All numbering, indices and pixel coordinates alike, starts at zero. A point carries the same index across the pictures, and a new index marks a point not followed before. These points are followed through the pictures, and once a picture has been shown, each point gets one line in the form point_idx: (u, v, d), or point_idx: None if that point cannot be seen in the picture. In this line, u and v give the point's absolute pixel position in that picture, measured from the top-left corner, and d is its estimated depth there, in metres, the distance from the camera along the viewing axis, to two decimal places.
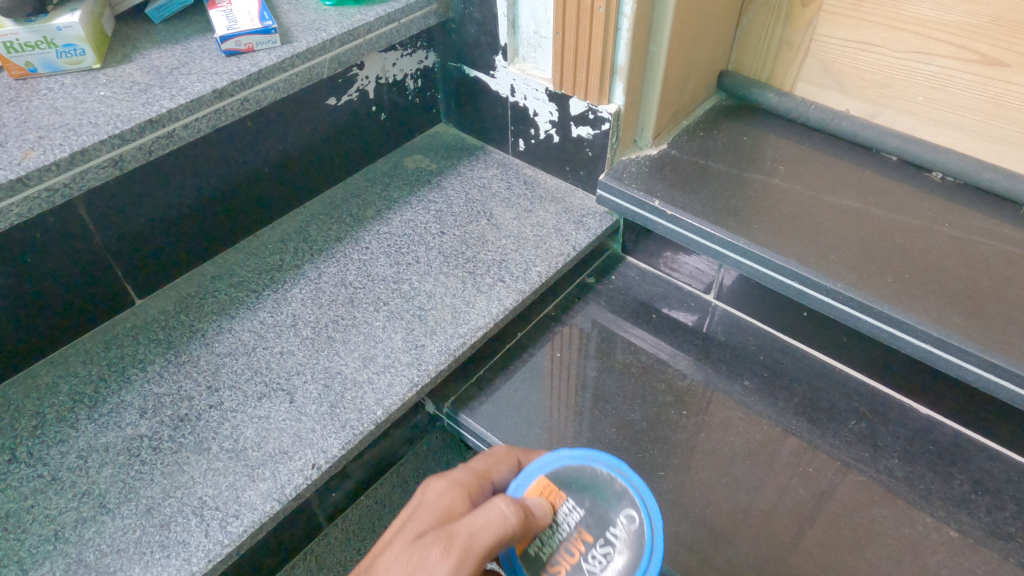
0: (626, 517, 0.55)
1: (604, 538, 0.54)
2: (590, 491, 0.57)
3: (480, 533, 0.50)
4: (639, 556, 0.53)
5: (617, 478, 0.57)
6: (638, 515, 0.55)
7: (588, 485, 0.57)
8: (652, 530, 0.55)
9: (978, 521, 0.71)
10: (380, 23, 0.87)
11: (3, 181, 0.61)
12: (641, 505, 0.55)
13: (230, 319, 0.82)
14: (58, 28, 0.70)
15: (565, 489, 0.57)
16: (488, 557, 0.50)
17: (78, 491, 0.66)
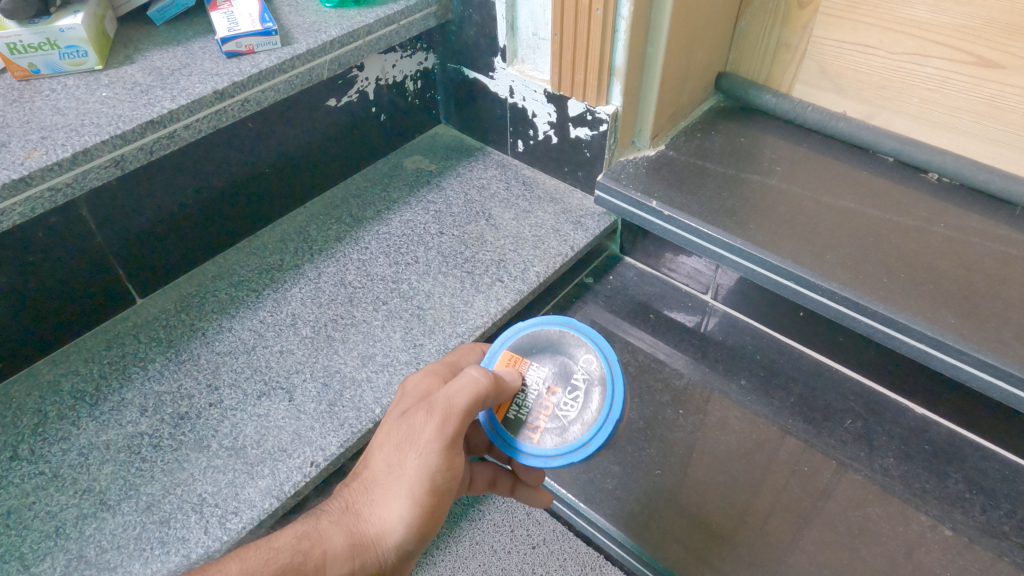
0: (584, 360, 0.65)
1: (571, 383, 0.64)
2: (550, 355, 0.66)
3: (458, 391, 0.55)
4: (602, 388, 0.63)
5: (568, 335, 0.66)
6: (596, 358, 0.65)
7: (549, 349, 0.66)
8: (609, 369, 0.64)
9: (973, 520, 0.72)
10: (380, 25, 0.88)
11: (7, 180, 0.62)
12: (594, 348, 0.65)
13: (231, 318, 0.83)
14: (60, 30, 0.71)
15: (530, 359, 0.66)
16: (472, 411, 0.55)
17: (79, 488, 0.67)
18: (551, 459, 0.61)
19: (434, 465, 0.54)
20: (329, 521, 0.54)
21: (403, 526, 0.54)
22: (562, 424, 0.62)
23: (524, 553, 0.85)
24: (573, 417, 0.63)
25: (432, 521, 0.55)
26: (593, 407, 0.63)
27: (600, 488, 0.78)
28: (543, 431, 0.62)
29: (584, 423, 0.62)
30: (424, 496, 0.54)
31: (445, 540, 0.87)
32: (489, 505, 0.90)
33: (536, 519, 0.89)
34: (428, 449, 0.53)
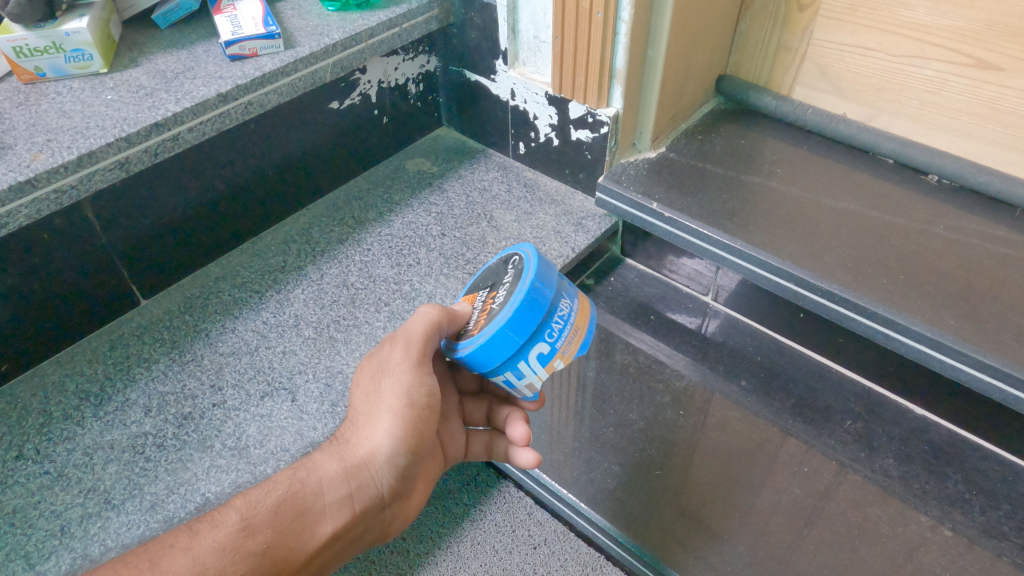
0: (511, 260, 0.59)
1: (503, 281, 0.58)
2: (489, 277, 0.61)
3: (417, 319, 0.57)
4: (524, 264, 0.57)
5: (501, 255, 0.62)
6: (519, 253, 0.59)
7: (489, 274, 0.62)
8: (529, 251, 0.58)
9: (972, 520, 0.72)
10: (382, 28, 0.88)
11: (13, 182, 0.63)
12: (517, 249, 0.60)
13: (234, 319, 0.84)
14: (66, 33, 0.71)
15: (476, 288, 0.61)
16: (433, 336, 0.56)
17: (84, 487, 0.67)
18: (485, 341, 0.53)
19: (409, 388, 0.55)
20: (322, 453, 0.56)
21: (389, 447, 0.55)
22: (494, 312, 0.55)
23: (525, 553, 0.86)
24: (502, 299, 0.55)
25: (420, 440, 0.56)
26: (517, 281, 0.56)
27: (601, 488, 0.78)
28: (479, 325, 0.55)
29: (511, 297, 0.54)
30: (405, 416, 0.55)
31: (446, 540, 0.87)
32: (490, 506, 0.91)
33: (537, 519, 0.89)
34: (399, 371, 0.55)
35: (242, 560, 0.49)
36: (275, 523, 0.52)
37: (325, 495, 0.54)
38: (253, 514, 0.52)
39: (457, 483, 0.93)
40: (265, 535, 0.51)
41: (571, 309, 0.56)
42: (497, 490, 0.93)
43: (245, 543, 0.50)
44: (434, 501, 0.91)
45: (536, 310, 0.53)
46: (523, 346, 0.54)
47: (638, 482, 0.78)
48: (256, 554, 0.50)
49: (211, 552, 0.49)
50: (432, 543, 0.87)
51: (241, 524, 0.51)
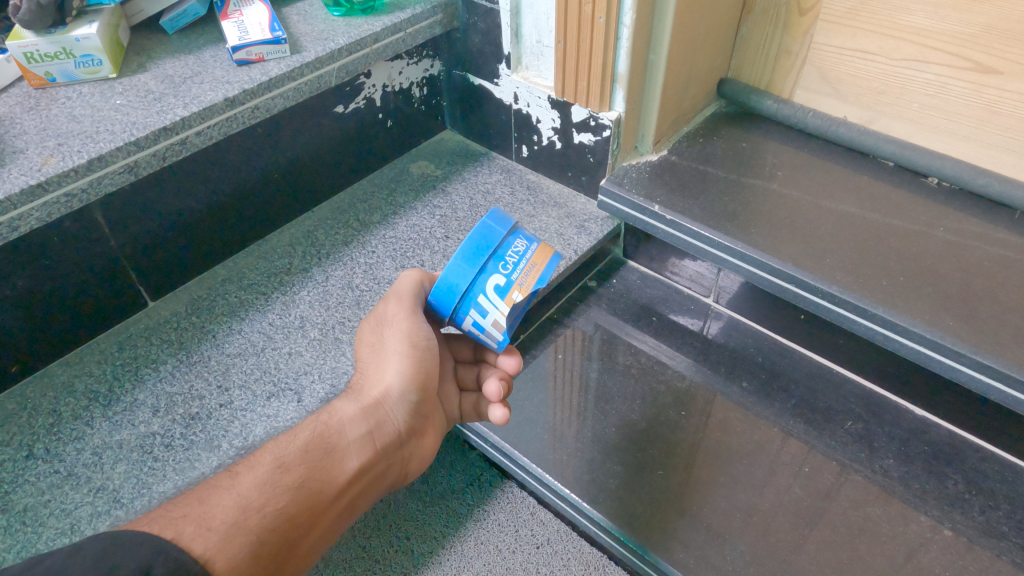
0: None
1: None
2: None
3: (403, 280, 0.65)
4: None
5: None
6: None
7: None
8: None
9: (972, 520, 0.72)
10: (387, 33, 0.89)
11: (25, 186, 0.64)
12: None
13: (241, 321, 0.84)
14: (76, 39, 0.73)
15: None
16: (422, 293, 0.64)
17: (93, 487, 0.68)
18: (442, 279, 0.60)
19: (409, 334, 0.62)
20: (339, 402, 0.61)
21: (399, 387, 0.61)
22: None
23: (528, 553, 0.87)
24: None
25: (426, 380, 0.63)
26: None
27: (604, 487, 0.78)
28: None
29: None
30: (409, 358, 0.61)
31: (450, 540, 0.88)
32: (494, 506, 0.92)
33: (541, 519, 0.90)
34: (399, 320, 0.62)
35: (283, 492, 0.52)
36: (308, 460, 0.55)
37: (348, 436, 0.58)
38: (287, 454, 0.55)
39: (460, 483, 0.94)
40: (301, 470, 0.54)
41: (527, 247, 0.61)
42: (501, 491, 0.94)
43: (283, 476, 0.53)
44: (438, 501, 0.92)
45: (484, 245, 0.60)
46: (478, 279, 0.60)
47: (640, 482, 0.78)
48: (295, 486, 0.53)
49: (254, 486, 0.51)
50: (436, 543, 0.88)
51: (277, 463, 0.54)
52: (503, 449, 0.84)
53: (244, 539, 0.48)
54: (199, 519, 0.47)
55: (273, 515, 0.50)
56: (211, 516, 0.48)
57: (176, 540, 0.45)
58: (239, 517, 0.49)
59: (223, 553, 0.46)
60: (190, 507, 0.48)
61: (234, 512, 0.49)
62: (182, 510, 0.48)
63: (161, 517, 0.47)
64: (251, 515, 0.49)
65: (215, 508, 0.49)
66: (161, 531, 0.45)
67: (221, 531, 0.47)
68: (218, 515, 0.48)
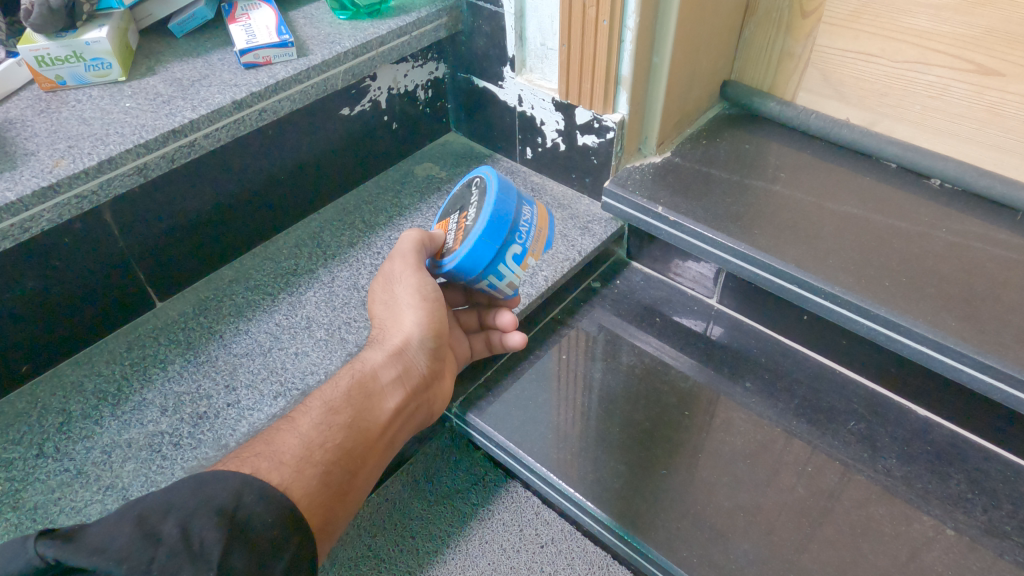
0: (471, 184, 0.73)
1: (469, 204, 0.72)
2: (456, 203, 0.75)
3: (405, 239, 0.70)
4: (486, 184, 0.70)
5: (465, 183, 0.76)
6: (479, 175, 0.73)
7: (456, 200, 0.76)
8: (490, 172, 0.71)
9: (975, 520, 0.73)
10: (392, 36, 0.90)
11: (36, 188, 0.65)
12: (478, 173, 0.74)
13: (248, 321, 0.85)
14: (86, 43, 0.74)
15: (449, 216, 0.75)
16: (423, 249, 0.70)
17: (102, 485, 0.69)
18: (467, 254, 0.67)
19: (418, 286, 0.67)
20: (364, 353, 0.67)
21: (418, 334, 0.68)
22: (468, 228, 0.69)
23: (533, 552, 0.87)
24: (473, 217, 0.69)
25: (440, 327, 0.69)
26: (483, 199, 0.69)
27: (608, 487, 0.79)
28: (458, 242, 0.69)
29: (481, 213, 0.67)
30: (421, 308, 0.67)
31: (455, 539, 0.89)
32: (498, 505, 0.93)
33: (545, 519, 0.91)
34: (407, 275, 0.68)
35: (337, 430, 0.59)
36: (353, 403, 0.62)
37: (382, 379, 0.65)
38: (333, 398, 0.61)
39: (465, 483, 0.95)
40: (349, 412, 0.61)
41: (533, 214, 0.70)
42: (506, 490, 0.94)
43: (334, 418, 0.60)
44: (443, 500, 0.93)
45: (505, 221, 0.67)
46: (502, 250, 0.68)
47: (644, 482, 0.79)
48: (346, 425, 0.60)
49: (312, 427, 0.58)
50: (441, 542, 0.88)
51: (327, 406, 0.60)
52: (507, 448, 0.84)
53: (313, 470, 0.55)
54: (271, 456, 0.55)
55: (333, 449, 0.57)
56: (281, 453, 0.55)
57: (257, 473, 0.52)
58: (305, 453, 0.56)
59: (297, 482, 0.53)
60: (260, 449, 0.56)
61: (300, 448, 0.56)
62: (253, 450, 0.55)
63: (237, 457, 0.54)
64: (315, 451, 0.56)
65: (282, 446, 0.56)
66: (241, 467, 0.52)
67: (293, 464, 0.54)
68: (286, 452, 0.55)
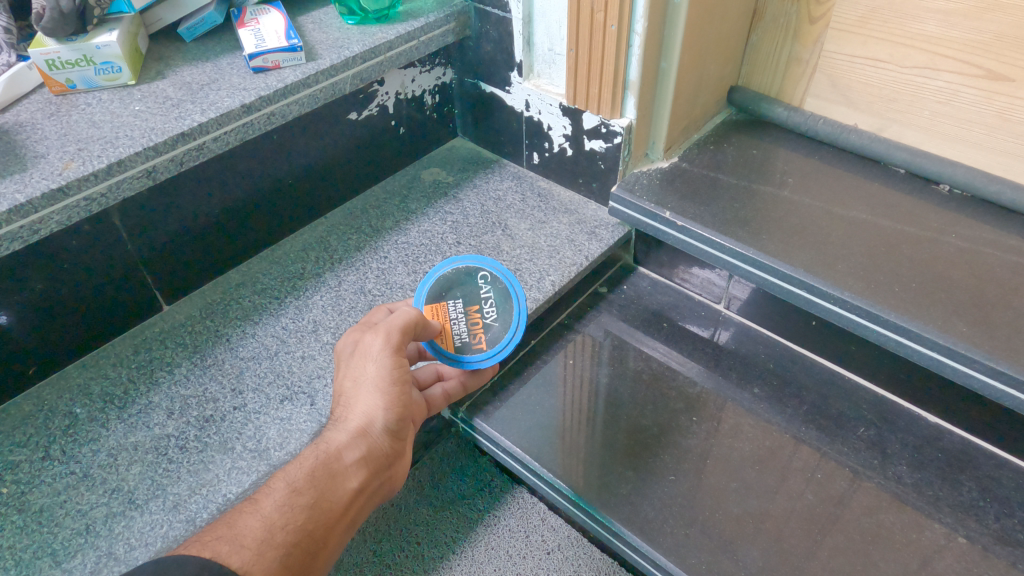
0: (479, 276, 0.77)
1: (481, 297, 0.77)
2: (456, 287, 0.77)
3: (391, 317, 0.68)
4: (505, 286, 0.77)
5: (457, 266, 0.78)
6: (487, 269, 0.78)
7: (451, 282, 0.77)
8: (502, 273, 0.78)
9: (987, 528, 0.72)
10: (401, 40, 0.91)
11: (46, 190, 0.65)
12: (481, 264, 0.78)
13: (254, 324, 0.85)
14: (97, 47, 0.74)
15: (443, 298, 0.76)
16: (407, 328, 0.68)
17: (108, 488, 0.69)
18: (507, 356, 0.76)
19: (391, 365, 0.66)
20: (327, 430, 0.64)
21: (383, 416, 0.65)
22: (491, 328, 0.76)
23: (539, 558, 0.87)
24: (496, 318, 0.76)
25: (406, 409, 0.67)
26: (507, 303, 0.77)
27: (616, 492, 0.78)
28: (484, 342, 0.76)
29: (509, 318, 0.77)
30: (393, 386, 0.66)
31: (461, 545, 0.88)
32: (504, 511, 0.92)
33: (551, 525, 0.91)
34: (383, 356, 0.66)
35: (299, 512, 0.59)
36: (316, 484, 0.61)
37: (345, 459, 0.63)
38: (296, 479, 0.61)
39: (471, 489, 0.95)
40: (312, 492, 0.60)
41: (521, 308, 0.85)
42: (512, 496, 0.94)
43: (295, 502, 0.59)
44: (449, 506, 0.93)
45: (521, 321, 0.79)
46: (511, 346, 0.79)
47: (652, 488, 0.78)
48: (308, 507, 0.59)
49: (275, 509, 0.58)
50: (447, 548, 0.88)
51: (290, 487, 0.60)
52: (514, 454, 0.84)
53: (275, 552, 0.56)
54: (233, 539, 0.55)
55: (295, 531, 0.58)
56: (242, 536, 0.56)
57: (216, 558, 0.53)
58: (266, 535, 0.56)
59: (258, 566, 0.54)
60: (222, 531, 0.56)
61: (261, 531, 0.56)
62: (215, 534, 0.56)
63: (199, 540, 0.55)
64: (277, 533, 0.57)
65: (244, 529, 0.56)
66: (201, 551, 0.53)
67: (254, 546, 0.55)
68: (248, 534, 0.56)
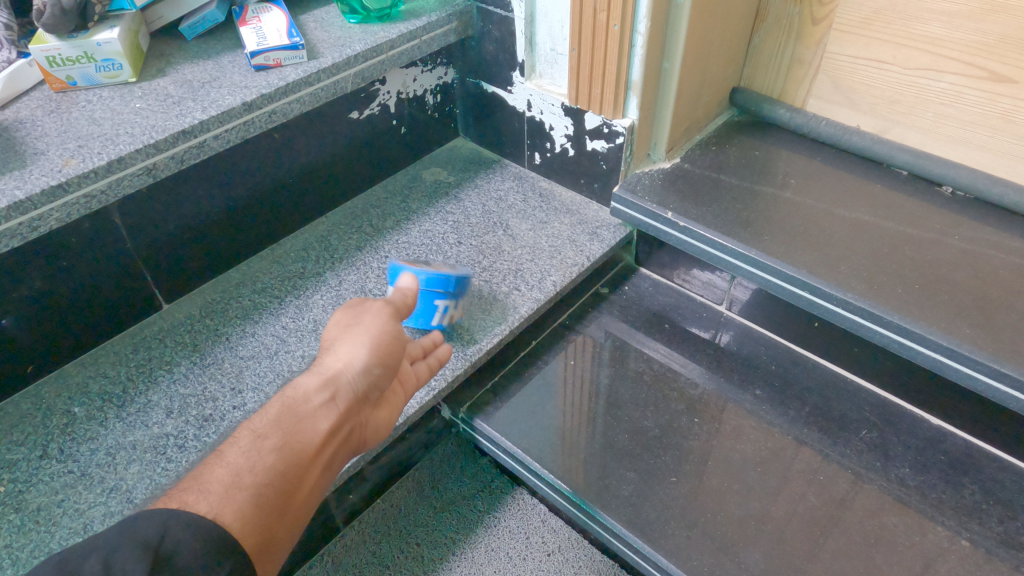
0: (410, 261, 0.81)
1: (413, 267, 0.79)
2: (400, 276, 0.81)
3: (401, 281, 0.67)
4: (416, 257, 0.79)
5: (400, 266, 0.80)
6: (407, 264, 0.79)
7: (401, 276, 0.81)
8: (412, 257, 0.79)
9: (991, 531, 0.71)
10: (402, 39, 0.90)
11: (46, 187, 0.64)
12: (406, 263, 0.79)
13: (254, 324, 0.85)
14: (97, 44, 0.74)
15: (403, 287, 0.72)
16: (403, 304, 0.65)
17: (107, 487, 0.68)
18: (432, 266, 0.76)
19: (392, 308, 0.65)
20: (300, 379, 0.59)
21: (367, 352, 0.60)
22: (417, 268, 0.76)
23: (539, 560, 0.87)
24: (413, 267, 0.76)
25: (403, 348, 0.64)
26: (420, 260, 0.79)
27: (617, 493, 0.78)
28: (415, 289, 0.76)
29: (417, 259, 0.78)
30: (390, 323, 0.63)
31: (461, 546, 0.88)
32: (504, 512, 0.92)
33: (551, 527, 0.90)
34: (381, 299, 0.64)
35: (264, 454, 0.53)
36: (282, 427, 0.55)
37: (313, 401, 0.57)
38: (263, 424, 0.55)
39: (471, 489, 0.94)
40: (277, 435, 0.54)
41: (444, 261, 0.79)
42: (512, 498, 0.94)
43: (261, 444, 0.53)
44: (449, 507, 0.92)
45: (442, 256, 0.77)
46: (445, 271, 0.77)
47: (653, 489, 0.78)
48: (276, 450, 0.53)
49: (238, 455, 0.52)
50: (447, 549, 0.88)
51: (254, 433, 0.54)
52: (516, 456, 0.84)
53: (244, 495, 0.50)
54: (199, 487, 0.50)
55: (264, 473, 0.52)
56: (210, 483, 0.50)
57: None
58: (233, 479, 0.50)
59: (228, 509, 0.49)
60: (190, 483, 0.51)
61: (229, 476, 0.51)
62: (184, 484, 0.51)
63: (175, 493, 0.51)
64: (244, 476, 0.51)
65: (211, 476, 0.51)
66: None
67: (221, 491, 0.49)
68: (214, 480, 0.50)
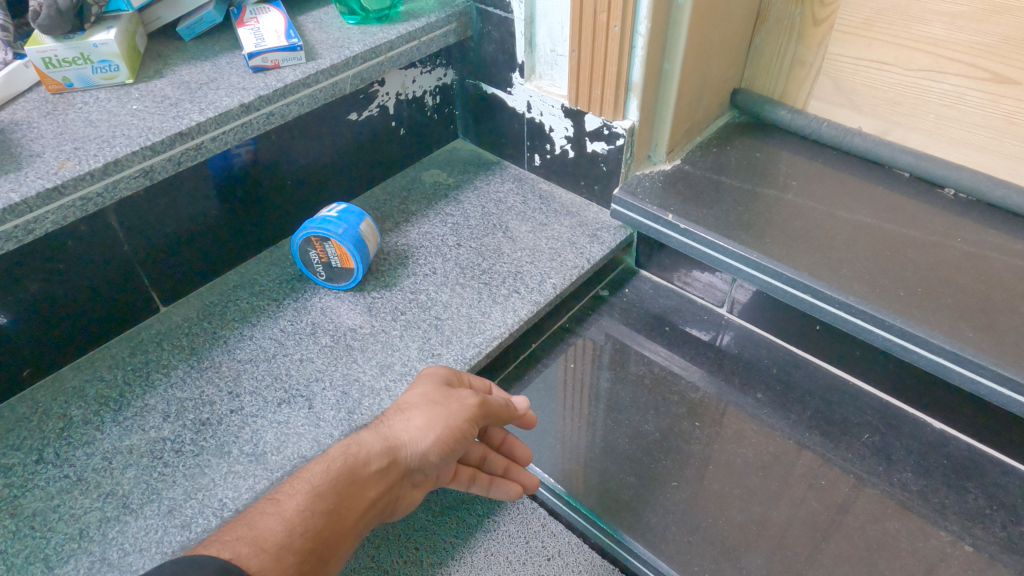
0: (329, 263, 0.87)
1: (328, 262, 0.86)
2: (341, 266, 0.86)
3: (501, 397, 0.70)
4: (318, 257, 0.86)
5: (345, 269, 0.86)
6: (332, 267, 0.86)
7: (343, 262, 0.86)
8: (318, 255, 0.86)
9: (994, 536, 0.71)
10: (402, 41, 0.90)
11: (41, 189, 0.64)
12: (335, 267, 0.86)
13: (252, 327, 0.84)
14: (93, 45, 0.73)
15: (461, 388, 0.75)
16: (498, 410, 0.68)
17: (103, 492, 0.68)
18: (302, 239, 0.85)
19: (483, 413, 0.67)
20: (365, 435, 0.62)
21: (435, 440, 0.63)
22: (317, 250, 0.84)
23: (539, 565, 0.86)
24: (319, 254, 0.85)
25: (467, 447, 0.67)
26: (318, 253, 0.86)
27: (617, 498, 0.77)
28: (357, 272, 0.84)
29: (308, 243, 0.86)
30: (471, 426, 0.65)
31: (460, 550, 0.87)
32: (504, 516, 0.91)
33: (551, 531, 0.90)
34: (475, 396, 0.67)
35: (320, 517, 0.55)
36: (338, 489, 0.57)
37: (370, 467, 0.60)
38: (324, 477, 0.58)
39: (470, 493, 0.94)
40: (333, 499, 0.57)
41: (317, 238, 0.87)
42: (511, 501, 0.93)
43: (316, 503, 0.56)
44: (448, 511, 0.91)
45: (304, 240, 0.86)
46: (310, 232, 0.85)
47: (653, 493, 0.77)
48: (329, 513, 0.56)
49: (297, 514, 0.55)
50: (445, 553, 0.87)
51: (313, 491, 0.57)
52: None
53: (292, 559, 0.53)
54: (253, 541, 0.52)
55: (313, 538, 0.54)
56: (263, 539, 0.53)
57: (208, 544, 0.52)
58: (286, 540, 0.53)
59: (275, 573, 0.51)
60: (243, 532, 0.53)
61: (283, 536, 0.53)
62: (236, 534, 0.53)
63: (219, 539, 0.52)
64: (296, 537, 0.53)
65: (265, 531, 0.53)
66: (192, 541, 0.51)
67: (272, 551, 0.52)
68: (269, 538, 0.53)
